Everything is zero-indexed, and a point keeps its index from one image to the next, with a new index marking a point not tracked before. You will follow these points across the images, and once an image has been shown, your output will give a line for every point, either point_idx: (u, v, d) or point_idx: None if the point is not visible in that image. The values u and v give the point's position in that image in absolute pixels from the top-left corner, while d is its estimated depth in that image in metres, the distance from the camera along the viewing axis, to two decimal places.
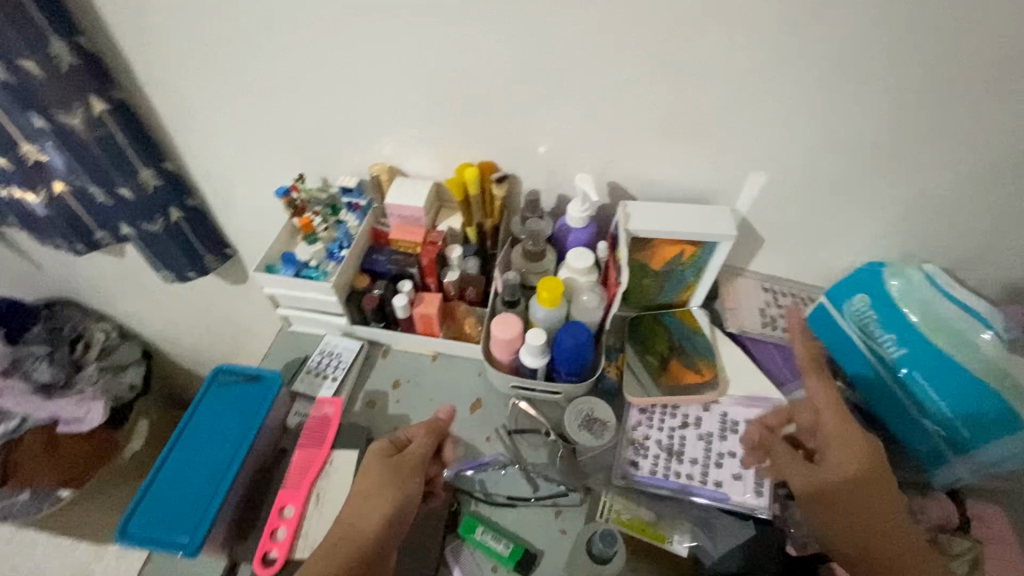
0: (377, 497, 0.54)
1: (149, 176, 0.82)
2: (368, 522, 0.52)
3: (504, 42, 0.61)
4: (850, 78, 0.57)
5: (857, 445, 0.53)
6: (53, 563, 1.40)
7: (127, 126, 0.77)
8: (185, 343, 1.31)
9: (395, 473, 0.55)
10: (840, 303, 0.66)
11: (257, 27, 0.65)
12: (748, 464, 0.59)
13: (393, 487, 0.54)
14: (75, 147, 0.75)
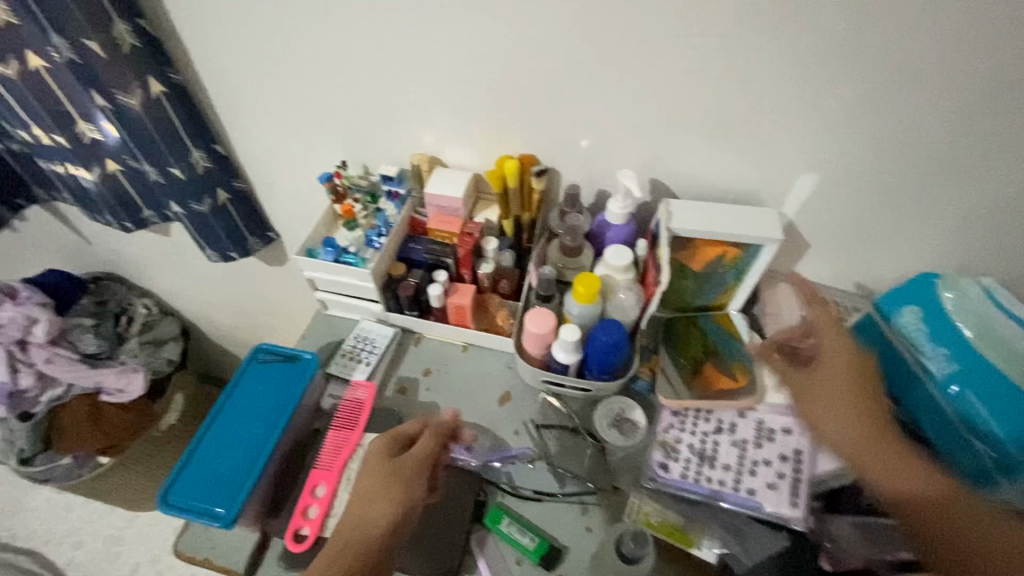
0: (379, 500, 0.54)
1: (199, 157, 0.84)
2: (374, 523, 0.53)
3: (554, 33, 0.61)
4: (915, 79, 0.55)
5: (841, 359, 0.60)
6: (90, 526, 1.46)
7: (181, 108, 0.79)
8: (223, 321, 1.36)
9: (397, 480, 0.55)
10: (889, 314, 0.64)
11: (310, 13, 0.67)
12: (783, 475, 0.58)
13: (395, 492, 0.55)
14: (131, 127, 0.78)
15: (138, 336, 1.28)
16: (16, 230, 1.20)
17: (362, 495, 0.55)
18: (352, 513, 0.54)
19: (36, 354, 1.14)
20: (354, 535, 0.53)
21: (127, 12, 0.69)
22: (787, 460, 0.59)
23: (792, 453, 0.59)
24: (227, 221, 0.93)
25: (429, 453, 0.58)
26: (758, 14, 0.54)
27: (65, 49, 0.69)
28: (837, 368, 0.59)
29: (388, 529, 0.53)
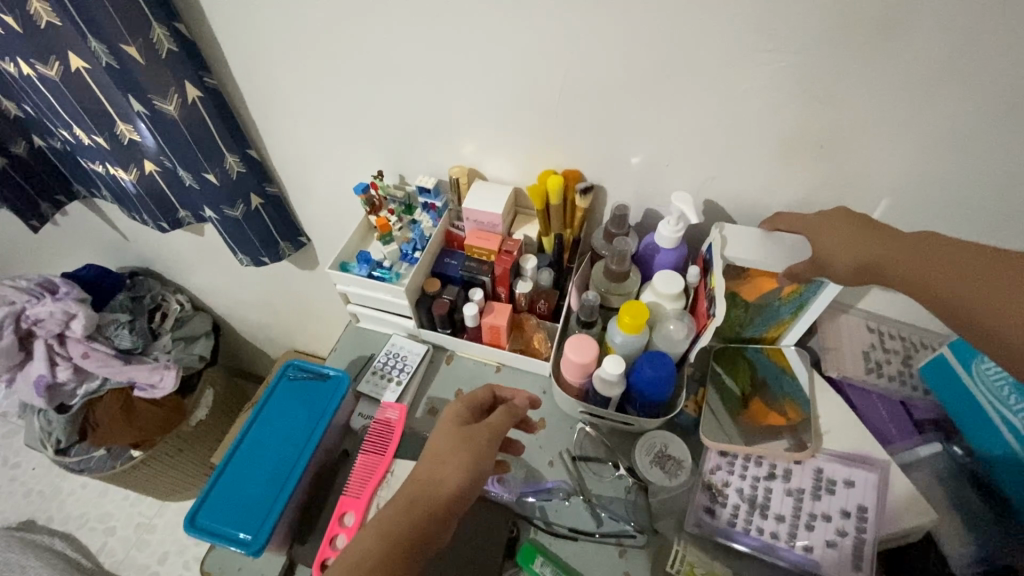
0: (452, 458, 0.53)
1: (234, 162, 0.83)
2: (444, 484, 0.51)
3: (608, 48, 0.57)
4: (1014, 107, 0.49)
5: (838, 223, 0.55)
6: (122, 513, 1.50)
7: (216, 113, 0.78)
8: (254, 320, 1.36)
9: (469, 442, 0.54)
10: (968, 360, 0.58)
11: (352, 19, 0.64)
12: (845, 533, 0.53)
13: (468, 456, 0.53)
14: (168, 131, 0.77)
15: (171, 332, 1.30)
16: (58, 225, 1.22)
17: (432, 452, 0.54)
18: (420, 467, 0.52)
19: (74, 348, 1.16)
20: (422, 489, 0.50)
21: (166, 16, 0.68)
22: (850, 517, 0.54)
23: (856, 509, 0.54)
24: (260, 225, 0.92)
25: (502, 427, 0.56)
26: (842, 28, 0.49)
27: (104, 54, 0.68)
28: (829, 242, 0.55)
29: (457, 485, 0.51)
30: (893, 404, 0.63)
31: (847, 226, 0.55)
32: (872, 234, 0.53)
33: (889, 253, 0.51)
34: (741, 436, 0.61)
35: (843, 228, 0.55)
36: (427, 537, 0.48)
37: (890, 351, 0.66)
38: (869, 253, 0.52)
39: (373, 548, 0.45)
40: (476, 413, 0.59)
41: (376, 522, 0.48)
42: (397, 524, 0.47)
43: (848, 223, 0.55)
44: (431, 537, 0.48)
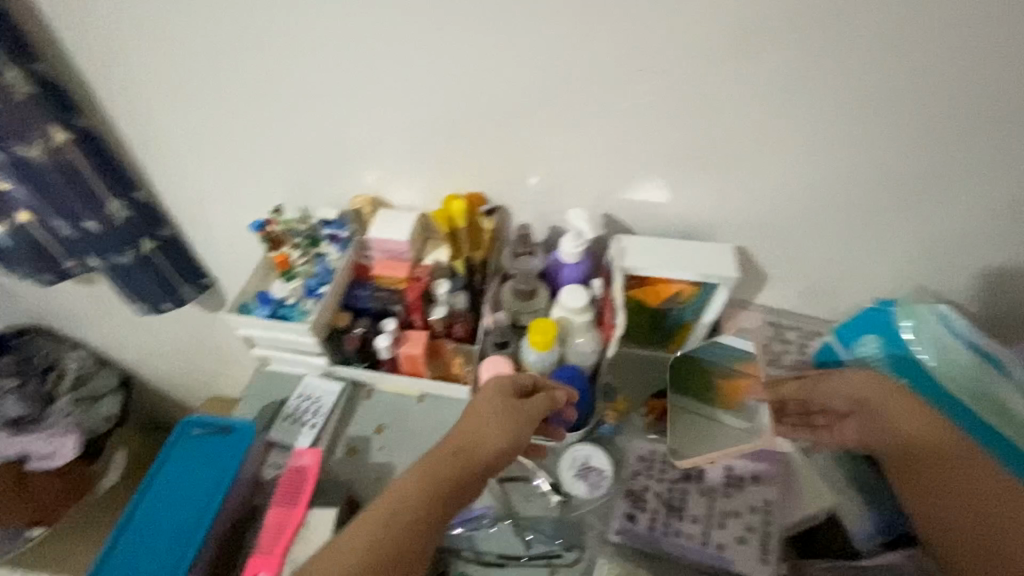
0: (497, 421, 0.50)
1: (118, 208, 0.77)
2: (482, 444, 0.49)
3: (493, 71, 0.59)
4: (851, 110, 0.56)
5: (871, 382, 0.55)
6: None
7: (95, 155, 0.73)
8: (166, 372, 1.26)
9: (513, 412, 0.51)
10: (849, 342, 0.61)
11: (238, 51, 0.62)
12: (753, 527, 0.56)
13: (507, 420, 0.50)
14: (36, 179, 0.70)
15: (71, 393, 1.16)
16: None
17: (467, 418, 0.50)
18: (460, 428, 0.50)
19: None
20: (467, 449, 0.48)
21: (17, 52, 0.63)
22: (757, 511, 0.56)
23: (761, 503, 0.57)
24: (155, 271, 0.86)
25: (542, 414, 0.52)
26: (701, 44, 0.54)
27: None
28: (867, 392, 0.54)
29: (484, 456, 0.48)
30: None
31: (882, 392, 0.54)
32: (933, 430, 0.51)
33: (930, 435, 0.51)
34: (739, 420, 0.60)
35: (892, 409, 0.53)
36: (445, 496, 0.46)
37: (788, 343, 0.70)
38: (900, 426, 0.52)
39: (416, 496, 0.45)
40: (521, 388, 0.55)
41: (419, 471, 0.46)
42: (433, 469, 0.47)
43: (901, 396, 0.53)
44: (455, 495, 0.46)
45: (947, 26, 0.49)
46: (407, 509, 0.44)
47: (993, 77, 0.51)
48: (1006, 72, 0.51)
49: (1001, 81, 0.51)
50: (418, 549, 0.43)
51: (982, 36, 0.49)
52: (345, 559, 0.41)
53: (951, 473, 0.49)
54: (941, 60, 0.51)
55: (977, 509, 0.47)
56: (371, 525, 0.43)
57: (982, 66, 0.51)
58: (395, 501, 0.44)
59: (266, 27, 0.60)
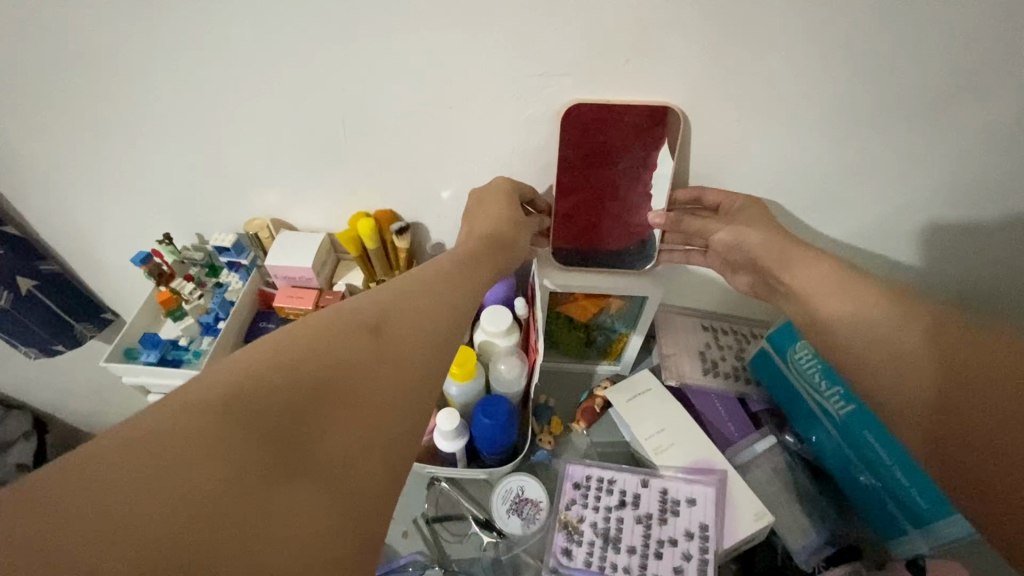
0: (426, 309, 0.38)
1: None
2: (381, 330, 0.35)
3: (370, 79, 0.50)
4: (778, 110, 0.49)
5: (825, 271, 0.46)
6: None
7: None
8: (84, 411, 1.15)
9: (430, 310, 0.38)
10: (784, 349, 0.58)
11: (64, 74, 0.51)
12: (691, 555, 0.52)
13: (427, 314, 0.38)
14: None
15: None
16: None
17: (472, 212, 0.54)
18: (481, 237, 0.49)
19: None
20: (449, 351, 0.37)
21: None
22: (694, 537, 0.53)
23: (698, 528, 0.54)
24: (40, 311, 0.75)
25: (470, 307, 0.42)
26: (606, 41, 0.45)
27: None
28: (747, 239, 0.51)
29: (504, 264, 0.50)
30: (731, 402, 0.64)
31: (786, 254, 0.48)
32: (931, 314, 0.39)
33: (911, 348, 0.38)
34: (679, 460, 0.58)
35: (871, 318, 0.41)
36: (310, 376, 0.30)
37: (724, 347, 0.67)
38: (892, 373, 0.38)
39: (261, 369, 0.30)
40: (479, 280, 0.45)
41: (412, 291, 0.39)
42: (325, 337, 0.33)
43: (804, 253, 0.48)
44: (325, 373, 0.31)
45: (878, 11, 0.41)
46: (409, 326, 0.36)
47: (933, 76, 0.45)
48: (947, 72, 0.45)
49: (942, 80, 0.45)
50: (402, 428, 0.32)
51: (923, 35, 0.42)
52: (284, 375, 0.30)
53: (979, 400, 0.33)
54: (878, 59, 0.44)
55: (999, 431, 0.32)
56: (364, 340, 0.34)
57: (922, 66, 0.44)
58: (402, 328, 0.36)
59: (74, 39, 0.48)
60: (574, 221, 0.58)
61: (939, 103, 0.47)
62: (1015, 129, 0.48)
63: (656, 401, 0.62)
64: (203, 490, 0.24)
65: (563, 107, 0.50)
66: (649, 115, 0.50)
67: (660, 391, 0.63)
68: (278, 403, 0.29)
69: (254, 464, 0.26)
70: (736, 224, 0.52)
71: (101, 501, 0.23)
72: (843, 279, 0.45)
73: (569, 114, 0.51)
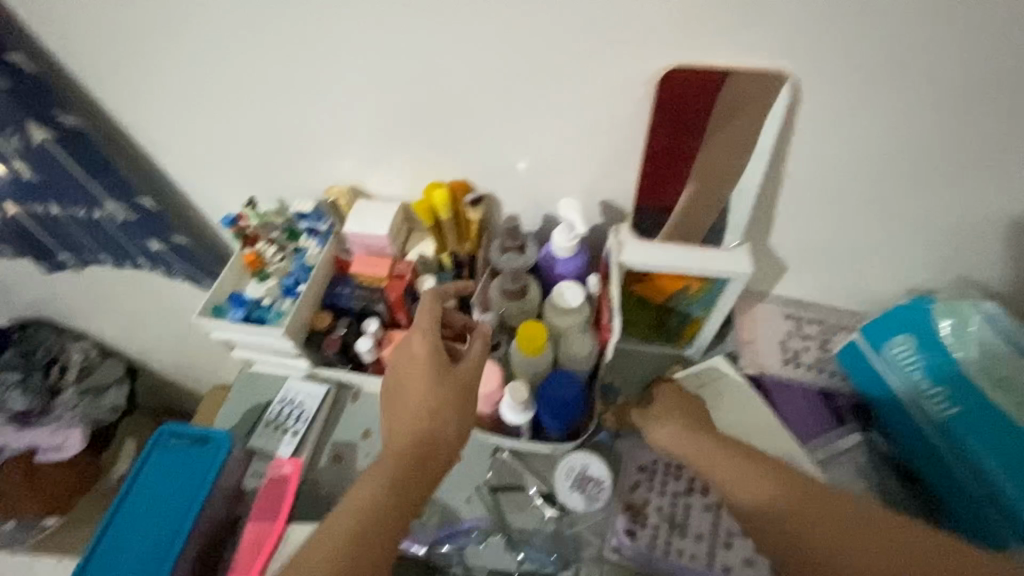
0: (402, 462, 0.49)
1: (115, 209, 0.67)
2: (335, 531, 0.46)
3: (465, 44, 0.50)
4: (895, 76, 0.45)
5: (697, 441, 0.55)
6: None
7: (85, 155, 0.61)
8: (166, 363, 1.23)
9: (405, 456, 0.49)
10: (878, 342, 0.55)
11: (178, 36, 0.53)
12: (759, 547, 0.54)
13: (400, 462, 0.49)
14: (53, 168, 0.61)
15: (75, 384, 1.13)
16: None
17: (403, 357, 0.53)
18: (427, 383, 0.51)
19: None
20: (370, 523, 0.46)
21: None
22: None
23: None
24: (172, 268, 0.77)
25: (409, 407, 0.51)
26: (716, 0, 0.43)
27: None
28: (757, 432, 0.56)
29: (417, 436, 0.50)
30: (814, 398, 0.60)
31: (742, 466, 0.52)
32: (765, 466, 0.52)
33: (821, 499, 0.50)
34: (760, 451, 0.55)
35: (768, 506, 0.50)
36: None
37: (807, 338, 0.63)
38: (838, 512, 0.48)
39: None
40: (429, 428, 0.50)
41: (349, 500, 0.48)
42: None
43: (752, 460, 0.52)
44: None
45: None
46: (343, 525, 0.46)
47: None
48: None
49: None
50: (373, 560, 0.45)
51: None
52: None
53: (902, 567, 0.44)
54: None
55: None
56: (375, 542, 0.46)
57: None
58: (341, 514, 0.47)
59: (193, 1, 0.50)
60: (656, 193, 0.56)
61: None
62: None
63: (684, 411, 0.59)
64: None
65: (661, 71, 0.48)
66: (748, 79, 0.48)
67: (687, 400, 0.60)
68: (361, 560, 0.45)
69: None
70: (674, 434, 0.57)
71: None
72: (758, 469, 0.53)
73: (667, 78, 0.49)
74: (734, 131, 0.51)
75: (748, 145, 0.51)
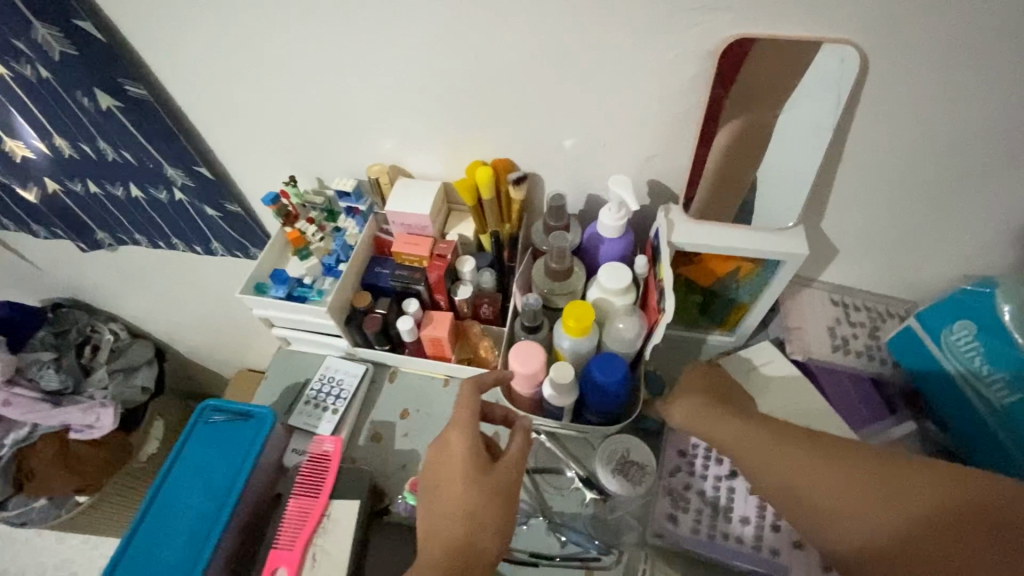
0: (458, 532, 0.45)
1: (176, 174, 0.70)
2: None
3: (520, 17, 0.48)
4: (979, 51, 0.43)
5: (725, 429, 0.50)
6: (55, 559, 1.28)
7: (149, 125, 0.64)
8: (196, 343, 1.24)
9: (461, 529, 0.45)
10: (936, 330, 0.53)
11: (224, 9, 0.52)
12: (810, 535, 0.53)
13: (460, 536, 0.44)
14: (121, 133, 0.65)
15: (106, 364, 1.16)
16: None
17: (440, 452, 0.49)
18: (464, 491, 0.46)
19: None
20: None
21: (59, 16, 0.54)
22: None
23: None
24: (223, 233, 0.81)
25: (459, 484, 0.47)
26: None
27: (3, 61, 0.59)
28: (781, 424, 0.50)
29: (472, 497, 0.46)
30: (863, 385, 0.59)
31: (772, 452, 0.47)
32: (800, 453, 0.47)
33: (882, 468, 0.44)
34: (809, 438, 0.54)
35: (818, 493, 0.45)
36: None
37: (856, 325, 0.62)
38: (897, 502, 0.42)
39: None
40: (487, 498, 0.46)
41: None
42: None
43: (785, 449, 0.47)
44: None
45: None
46: None
47: None
48: None
49: None
50: None
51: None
52: None
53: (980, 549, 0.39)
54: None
55: None
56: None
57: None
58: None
59: None
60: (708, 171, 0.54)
61: None
62: None
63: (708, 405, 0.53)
64: None
65: (725, 43, 0.46)
66: (816, 53, 0.46)
67: (705, 378, 0.56)
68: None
69: None
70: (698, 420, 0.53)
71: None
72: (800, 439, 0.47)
73: (730, 50, 0.46)
74: (799, 108, 0.49)
75: (811, 123, 0.49)
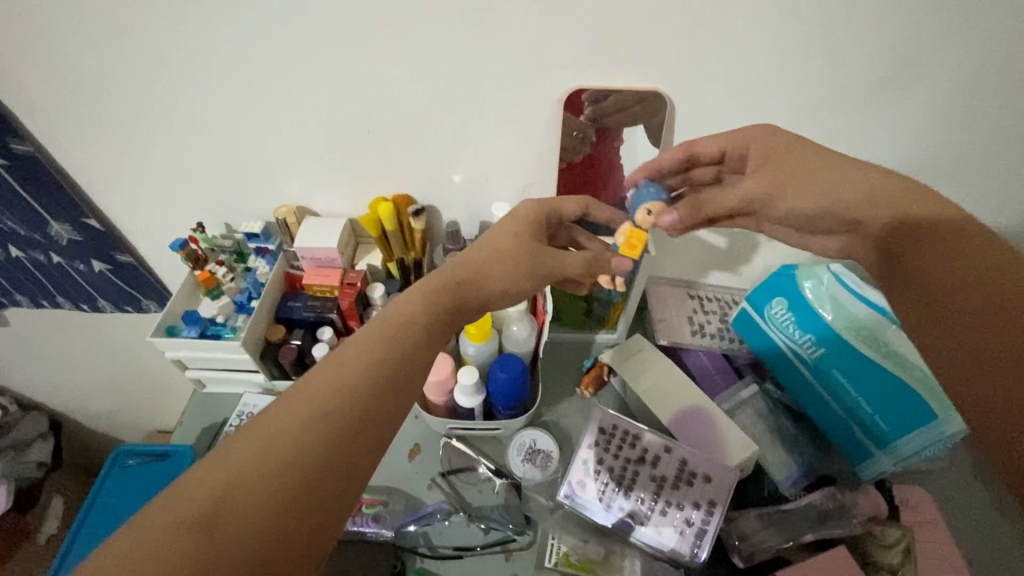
0: (502, 272, 0.51)
1: (63, 230, 0.70)
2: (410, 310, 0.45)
3: (401, 74, 0.57)
4: (748, 87, 0.57)
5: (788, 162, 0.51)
6: None
7: (32, 185, 0.64)
8: (96, 413, 1.17)
9: (514, 268, 0.51)
10: (762, 308, 0.66)
11: (124, 72, 0.57)
12: (691, 514, 0.57)
13: (507, 270, 0.51)
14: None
15: None
16: None
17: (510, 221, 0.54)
18: (515, 237, 0.52)
19: None
20: (384, 387, 0.40)
21: None
22: (699, 508, 0.57)
23: (705, 501, 0.57)
24: (112, 287, 0.80)
25: (519, 244, 0.52)
26: (603, 34, 0.54)
27: None
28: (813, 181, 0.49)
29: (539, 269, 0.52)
30: (719, 359, 0.71)
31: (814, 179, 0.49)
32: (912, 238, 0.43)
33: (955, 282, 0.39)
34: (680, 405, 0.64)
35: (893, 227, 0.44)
36: (298, 445, 0.35)
37: (709, 312, 0.74)
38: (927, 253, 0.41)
39: (325, 411, 0.37)
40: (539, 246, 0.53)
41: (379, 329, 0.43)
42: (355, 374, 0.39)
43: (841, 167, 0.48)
44: (349, 448, 0.37)
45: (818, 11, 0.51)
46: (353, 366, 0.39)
47: (867, 63, 0.55)
48: (882, 58, 0.54)
49: (876, 67, 0.55)
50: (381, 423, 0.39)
51: (867, 28, 0.52)
52: (327, 419, 0.37)
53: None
54: (830, 47, 0.54)
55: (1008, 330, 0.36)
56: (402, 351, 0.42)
57: (870, 54, 0.54)
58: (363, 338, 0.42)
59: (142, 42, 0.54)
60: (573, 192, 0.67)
61: (875, 88, 0.57)
62: (938, 107, 0.58)
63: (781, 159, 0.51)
64: (294, 468, 0.34)
65: (566, 92, 0.59)
66: (637, 97, 0.59)
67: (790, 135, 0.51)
68: (343, 434, 0.36)
69: (311, 463, 0.35)
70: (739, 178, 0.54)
71: (167, 546, 0.30)
72: (902, 183, 0.45)
73: (572, 97, 0.59)
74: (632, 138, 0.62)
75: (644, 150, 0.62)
